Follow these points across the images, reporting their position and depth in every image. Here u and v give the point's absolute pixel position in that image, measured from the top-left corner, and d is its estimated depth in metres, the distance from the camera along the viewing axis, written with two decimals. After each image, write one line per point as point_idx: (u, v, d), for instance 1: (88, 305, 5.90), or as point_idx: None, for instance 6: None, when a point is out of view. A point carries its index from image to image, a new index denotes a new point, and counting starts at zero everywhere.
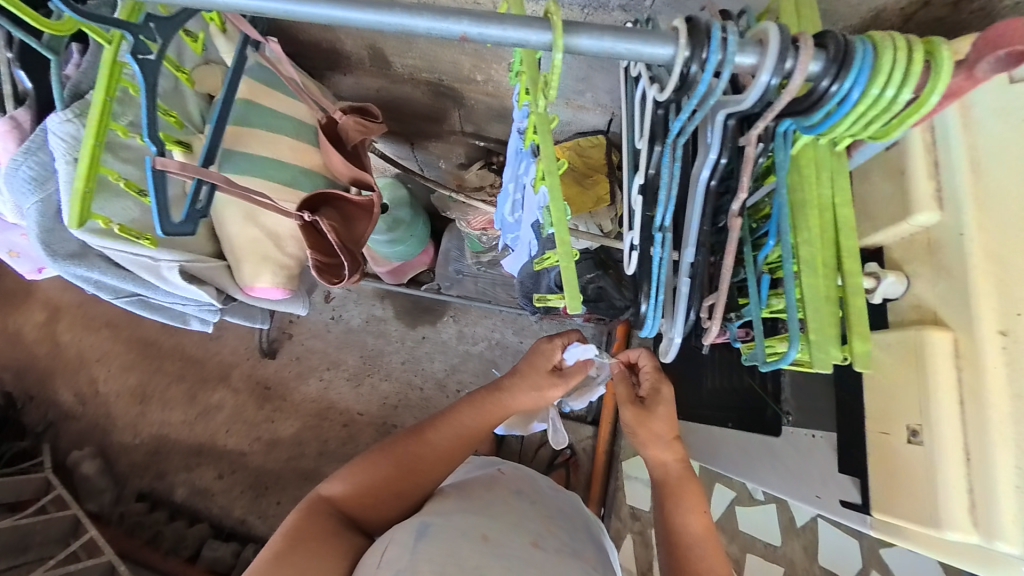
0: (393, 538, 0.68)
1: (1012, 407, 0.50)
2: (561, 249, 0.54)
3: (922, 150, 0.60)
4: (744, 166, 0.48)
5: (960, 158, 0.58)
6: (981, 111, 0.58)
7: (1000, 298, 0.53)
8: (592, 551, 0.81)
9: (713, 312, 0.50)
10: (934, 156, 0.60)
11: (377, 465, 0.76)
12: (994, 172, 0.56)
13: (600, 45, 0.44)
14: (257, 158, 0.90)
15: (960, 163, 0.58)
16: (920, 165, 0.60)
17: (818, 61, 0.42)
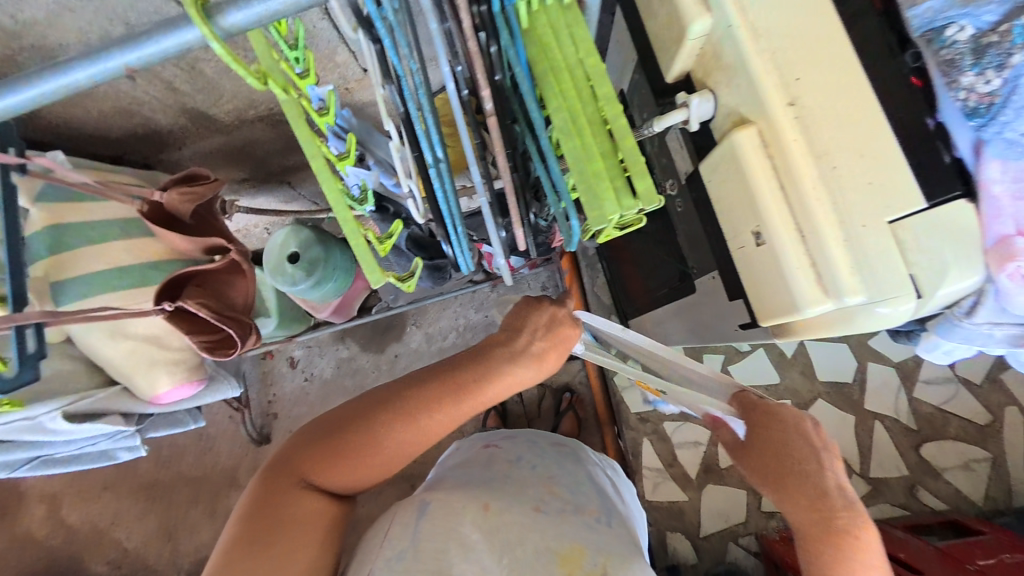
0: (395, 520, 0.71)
1: (816, 169, 0.51)
2: (349, 232, 0.58)
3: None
4: (472, 62, 0.46)
5: None
6: None
7: (776, 71, 0.53)
8: (595, 497, 0.85)
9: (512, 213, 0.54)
10: None
11: (329, 446, 0.66)
12: None
13: (253, 12, 0.41)
14: (97, 275, 0.87)
15: None
16: None
17: None
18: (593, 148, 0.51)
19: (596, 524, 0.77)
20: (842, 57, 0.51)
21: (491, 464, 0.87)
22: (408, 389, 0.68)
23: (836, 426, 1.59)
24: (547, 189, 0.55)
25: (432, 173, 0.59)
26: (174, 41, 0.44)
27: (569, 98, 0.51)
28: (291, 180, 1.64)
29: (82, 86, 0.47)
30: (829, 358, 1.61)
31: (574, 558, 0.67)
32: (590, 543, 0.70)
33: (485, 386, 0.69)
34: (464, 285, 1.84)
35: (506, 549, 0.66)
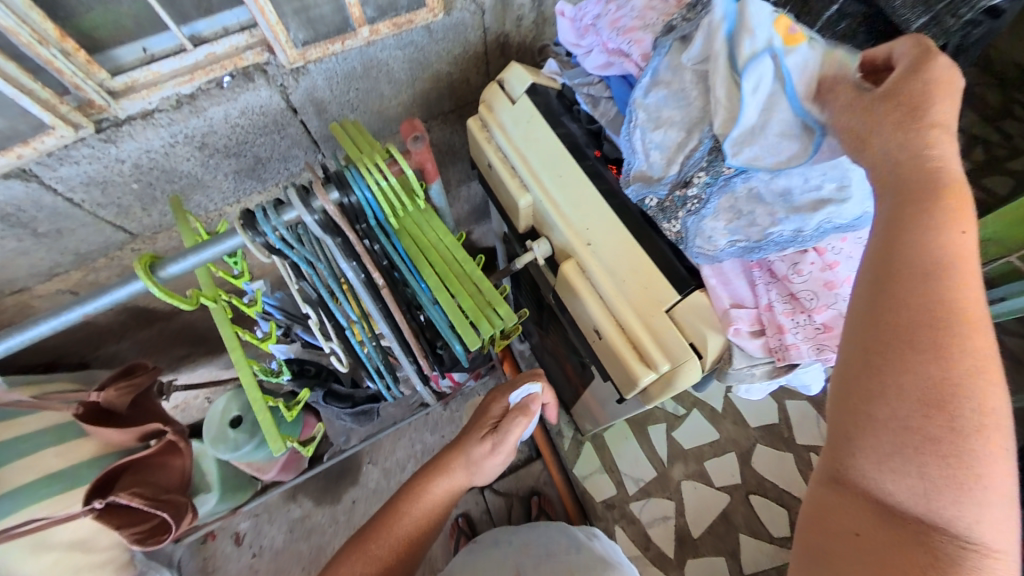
0: None
1: (614, 283, 0.72)
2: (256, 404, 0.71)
3: (498, 159, 0.88)
4: (362, 261, 0.67)
5: (516, 157, 0.85)
6: (511, 127, 0.87)
7: (574, 224, 0.77)
8: (565, 542, 0.99)
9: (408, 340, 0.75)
10: (508, 162, 0.87)
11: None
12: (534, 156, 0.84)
13: (187, 263, 0.62)
14: (23, 488, 0.88)
15: (518, 159, 0.85)
16: (503, 172, 0.87)
17: (333, 191, 0.63)
18: (464, 294, 0.73)
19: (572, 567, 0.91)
20: (608, 210, 0.74)
21: (478, 553, 1.02)
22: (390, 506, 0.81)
23: (778, 467, 1.71)
24: (441, 327, 0.76)
25: (350, 333, 0.79)
26: (125, 291, 0.67)
27: (439, 266, 0.73)
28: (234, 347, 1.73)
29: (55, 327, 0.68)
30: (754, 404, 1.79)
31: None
32: None
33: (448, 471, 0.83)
34: (414, 411, 1.89)
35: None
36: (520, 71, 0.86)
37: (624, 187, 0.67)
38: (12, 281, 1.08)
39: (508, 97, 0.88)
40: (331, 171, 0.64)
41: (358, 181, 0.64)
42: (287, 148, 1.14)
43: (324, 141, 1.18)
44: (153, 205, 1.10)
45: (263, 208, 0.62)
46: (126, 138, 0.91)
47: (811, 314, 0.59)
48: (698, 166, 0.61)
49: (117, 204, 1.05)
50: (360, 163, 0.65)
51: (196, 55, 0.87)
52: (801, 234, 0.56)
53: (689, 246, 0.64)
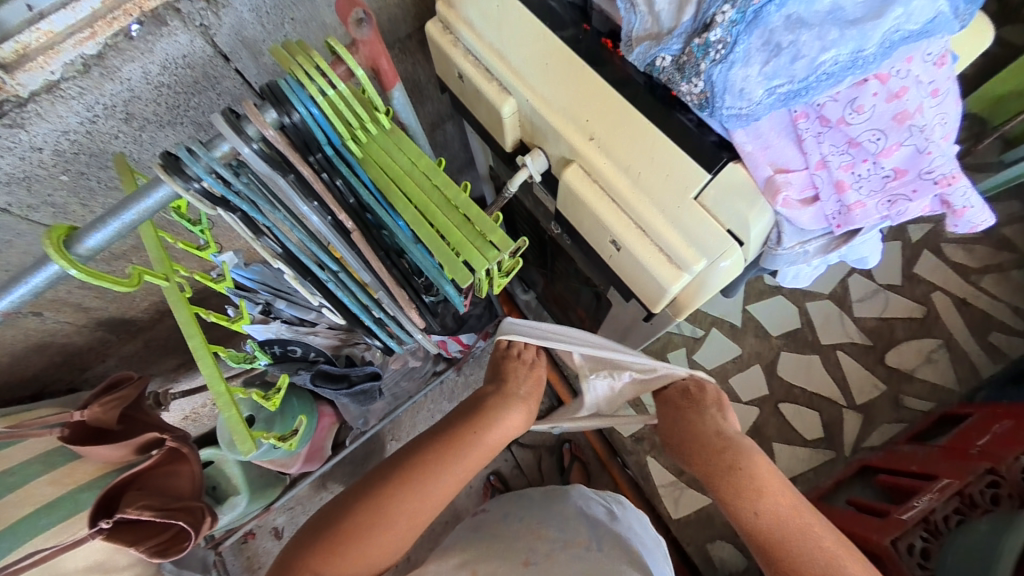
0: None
1: (627, 180, 0.61)
2: (219, 399, 0.60)
3: (469, 66, 0.75)
4: (325, 198, 0.55)
5: (490, 57, 0.72)
6: (479, 22, 0.73)
7: (571, 120, 0.65)
8: (584, 528, 0.89)
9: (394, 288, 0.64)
10: (483, 66, 0.74)
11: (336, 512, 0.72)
12: (512, 50, 0.70)
13: (109, 229, 0.50)
14: (19, 522, 0.81)
15: (492, 59, 0.72)
16: (478, 78, 0.74)
17: (270, 113, 0.51)
18: (450, 226, 0.60)
19: (585, 552, 0.82)
20: (609, 92, 0.62)
21: (488, 526, 0.95)
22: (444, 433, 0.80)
23: (805, 373, 1.68)
24: (429, 270, 0.65)
25: (337, 288, 0.69)
26: (40, 278, 0.53)
27: (416, 196, 0.60)
28: None
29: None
30: (775, 314, 1.72)
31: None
32: None
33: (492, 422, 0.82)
34: (427, 381, 1.82)
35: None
36: None
37: (628, 52, 0.55)
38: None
39: None
40: (264, 87, 0.51)
41: (298, 94, 0.51)
42: (228, 108, 0.98)
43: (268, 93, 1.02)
44: (95, 200, 0.96)
45: (188, 147, 0.50)
46: (34, 119, 0.76)
47: (876, 161, 0.49)
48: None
49: (50, 203, 0.91)
50: (296, 72, 0.52)
51: (91, 3, 0.70)
52: (862, 55, 0.45)
53: (716, 110, 0.51)
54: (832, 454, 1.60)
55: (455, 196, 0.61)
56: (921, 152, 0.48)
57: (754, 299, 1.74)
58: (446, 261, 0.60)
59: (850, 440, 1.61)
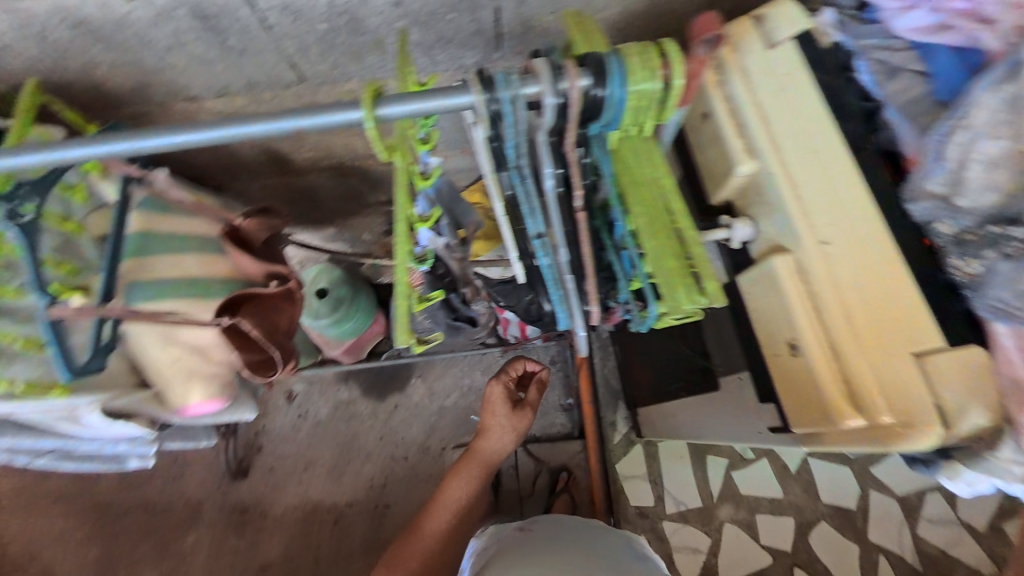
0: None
1: (844, 301, 0.60)
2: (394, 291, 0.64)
3: (724, 110, 0.74)
4: (574, 170, 0.57)
5: (753, 115, 0.71)
6: (756, 80, 0.73)
7: (809, 216, 0.65)
8: (627, 555, 0.96)
9: (591, 292, 0.61)
10: (737, 118, 0.73)
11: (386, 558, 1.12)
12: (777, 122, 0.70)
13: (410, 107, 0.54)
14: (163, 281, 0.91)
15: (754, 118, 0.71)
16: (729, 126, 0.73)
17: (583, 77, 0.51)
18: (670, 252, 0.56)
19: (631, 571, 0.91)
20: (872, 217, 0.63)
21: (534, 536, 1.03)
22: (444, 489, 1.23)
23: (836, 553, 1.54)
24: (620, 279, 0.61)
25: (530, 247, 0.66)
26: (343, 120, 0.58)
27: (652, 210, 0.58)
28: (338, 224, 1.78)
29: (234, 136, 0.60)
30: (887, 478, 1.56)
31: None
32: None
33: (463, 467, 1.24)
34: (476, 347, 1.86)
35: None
36: (796, 12, 0.71)
37: (913, 203, 0.61)
38: (185, 86, 1.09)
39: (766, 39, 0.73)
40: (589, 54, 0.52)
41: (620, 73, 0.51)
42: (469, 36, 1.06)
43: (508, 37, 1.07)
44: (330, 53, 1.06)
45: (505, 73, 0.53)
46: None
47: None
48: None
49: (300, 40, 1.02)
50: (624, 55, 0.52)
51: None
52: None
53: (981, 297, 0.57)
54: None
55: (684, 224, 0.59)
56: None
57: (820, 452, 1.61)
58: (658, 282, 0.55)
59: None
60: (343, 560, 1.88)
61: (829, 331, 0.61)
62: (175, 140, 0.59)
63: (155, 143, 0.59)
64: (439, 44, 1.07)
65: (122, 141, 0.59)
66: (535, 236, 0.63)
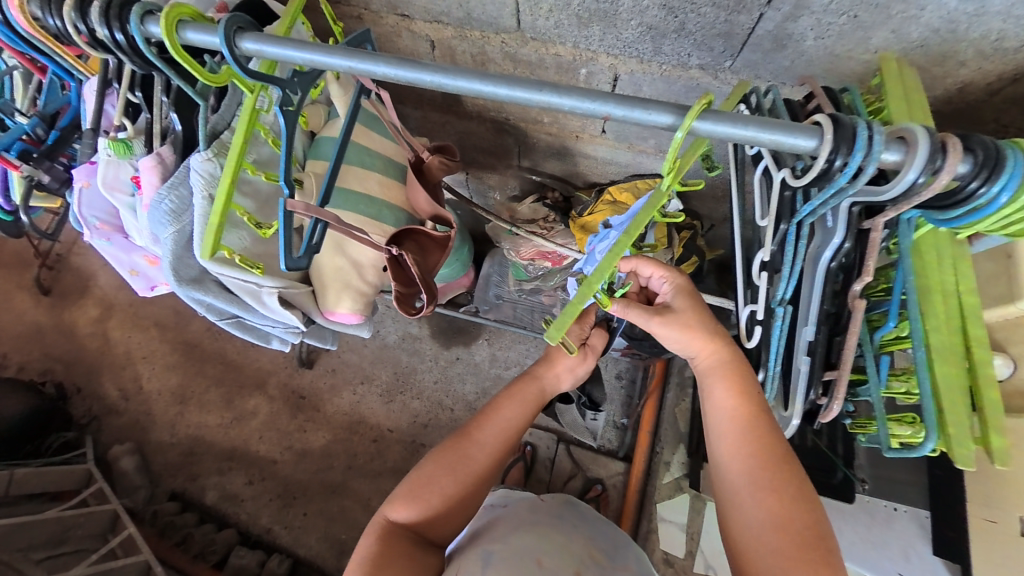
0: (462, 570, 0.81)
1: None
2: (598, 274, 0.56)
3: None
4: (870, 251, 0.50)
5: None
6: None
7: None
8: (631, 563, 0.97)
9: (835, 390, 0.54)
10: None
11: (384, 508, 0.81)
12: None
13: (735, 131, 0.48)
14: (350, 193, 0.94)
15: None
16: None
17: (968, 163, 0.43)
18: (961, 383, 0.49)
19: None
20: None
21: (540, 514, 1.00)
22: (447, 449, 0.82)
23: None
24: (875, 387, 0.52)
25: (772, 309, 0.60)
26: (656, 119, 0.51)
27: (951, 330, 0.50)
28: (470, 172, 1.78)
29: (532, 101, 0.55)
30: None
31: None
32: None
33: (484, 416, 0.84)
34: None
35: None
36: None
37: None
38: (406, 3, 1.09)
39: None
40: (983, 136, 0.43)
41: (1015, 174, 0.42)
42: (712, 36, 0.93)
43: (750, 52, 0.93)
44: (558, 11, 1.00)
45: (869, 126, 0.45)
46: None
47: None
48: None
49: None
50: None
51: None
52: None
53: None
54: None
55: (978, 355, 0.50)
56: None
57: None
58: (940, 416, 0.48)
59: None
60: (371, 475, 2.03)
61: (750, 403, 0.65)
62: (471, 88, 0.55)
63: (446, 83, 0.55)
64: (674, 37, 0.97)
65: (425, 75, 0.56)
66: (780, 303, 0.59)
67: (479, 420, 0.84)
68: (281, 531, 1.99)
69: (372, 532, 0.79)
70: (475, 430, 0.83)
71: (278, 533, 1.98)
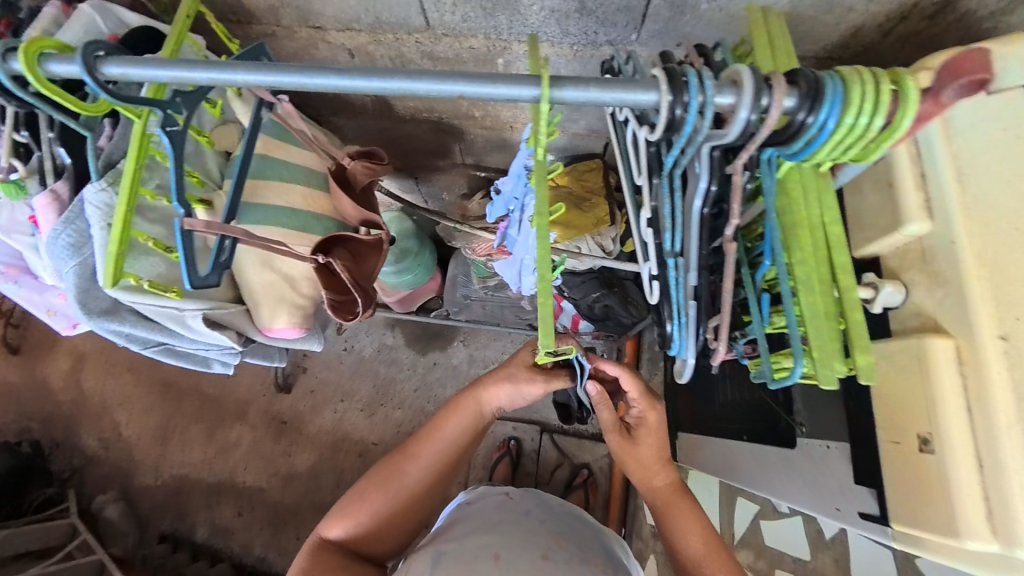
0: (412, 570, 0.86)
1: (1016, 406, 0.52)
2: (541, 287, 0.55)
3: (907, 151, 0.64)
4: (734, 193, 0.50)
5: (946, 166, 0.61)
6: (960, 125, 0.61)
7: (996, 302, 0.55)
8: (601, 555, 1.01)
9: (719, 333, 0.55)
10: (920, 168, 0.63)
11: (321, 525, 0.88)
12: (977, 180, 0.60)
13: (586, 95, 0.49)
14: (272, 208, 0.94)
15: (946, 172, 0.61)
16: (908, 176, 0.63)
17: (792, 96, 0.45)
18: (826, 307, 0.51)
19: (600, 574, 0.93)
20: None
21: (509, 512, 1.02)
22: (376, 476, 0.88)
23: None
24: (755, 323, 0.55)
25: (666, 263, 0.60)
26: (508, 92, 0.51)
27: (813, 258, 0.52)
28: (419, 176, 1.79)
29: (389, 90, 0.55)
30: None
31: None
32: None
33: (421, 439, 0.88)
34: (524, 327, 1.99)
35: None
36: None
37: None
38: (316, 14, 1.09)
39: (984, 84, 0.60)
40: (804, 69, 0.45)
41: (833, 101, 0.45)
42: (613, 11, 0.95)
43: (651, 23, 0.97)
44: (462, 5, 1.02)
45: (700, 73, 0.47)
46: None
47: None
48: None
49: None
50: (847, 80, 0.45)
51: None
52: None
53: None
54: None
55: (845, 279, 0.52)
56: None
57: None
58: (810, 342, 0.50)
59: None
60: None
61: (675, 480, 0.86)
62: (325, 84, 0.55)
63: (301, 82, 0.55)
64: (578, 15, 0.99)
65: (280, 76, 0.56)
66: (669, 254, 0.59)
67: (418, 439, 0.89)
68: (276, 558, 1.98)
69: (306, 549, 0.86)
70: (409, 450, 0.89)
71: (273, 560, 1.97)
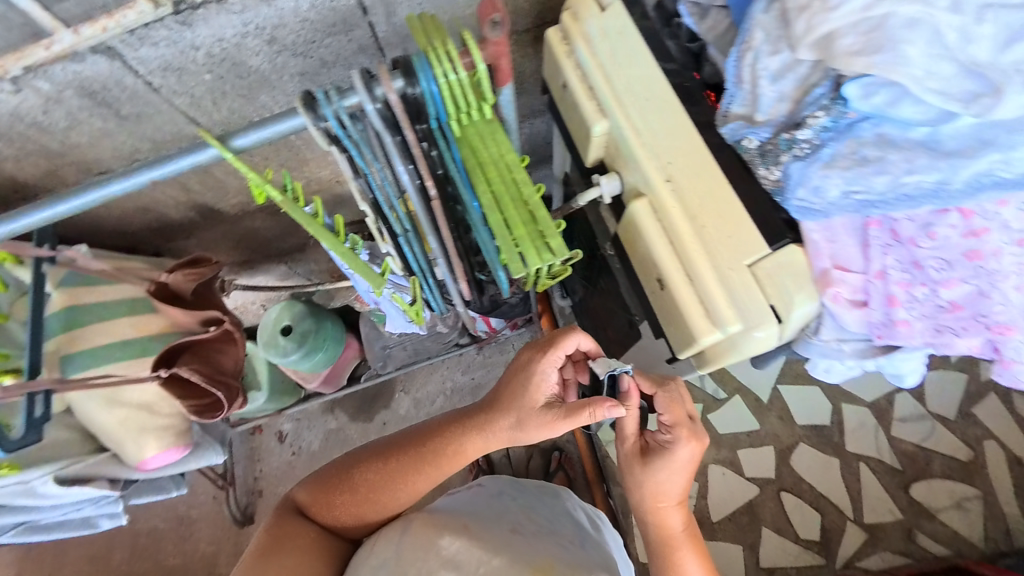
0: (381, 534, 0.80)
1: (690, 225, 0.64)
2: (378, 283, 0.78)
3: (576, 77, 0.79)
4: (418, 165, 0.61)
5: (599, 75, 0.77)
6: (597, 41, 0.78)
7: (654, 157, 0.68)
8: (571, 528, 0.99)
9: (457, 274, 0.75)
10: (588, 83, 0.78)
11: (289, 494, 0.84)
12: (621, 74, 0.75)
13: (256, 138, 0.59)
14: (102, 348, 0.96)
15: (601, 78, 0.76)
16: (580, 92, 0.78)
17: (397, 79, 0.56)
18: (516, 219, 0.64)
19: (568, 543, 0.91)
20: (701, 146, 0.64)
21: (481, 497, 1.00)
22: (376, 452, 0.84)
23: (819, 470, 1.60)
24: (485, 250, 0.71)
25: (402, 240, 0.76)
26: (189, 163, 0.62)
27: (495, 187, 0.65)
28: (288, 260, 1.80)
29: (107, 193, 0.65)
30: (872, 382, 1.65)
31: (547, 568, 0.76)
32: (558, 559, 0.80)
33: (447, 438, 0.82)
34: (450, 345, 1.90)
35: (490, 546, 0.78)
36: None
37: (721, 125, 0.61)
38: None
39: (598, 4, 0.79)
40: (400, 57, 0.57)
41: (425, 70, 0.56)
42: None
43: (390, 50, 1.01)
44: (224, 102, 0.96)
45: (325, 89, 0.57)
46: (201, 23, 0.78)
47: (936, 290, 0.51)
48: (816, 106, 0.55)
49: (191, 94, 0.92)
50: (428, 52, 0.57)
51: None
52: (943, 189, 0.48)
53: (788, 198, 0.56)
54: (821, 561, 1.53)
55: (528, 192, 0.65)
56: (981, 295, 0.50)
57: (790, 378, 1.68)
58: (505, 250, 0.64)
59: (845, 554, 1.53)
60: None
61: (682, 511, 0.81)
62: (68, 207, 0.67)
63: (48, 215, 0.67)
64: None
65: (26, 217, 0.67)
66: (401, 233, 0.74)
67: (437, 437, 0.83)
68: None
69: (274, 513, 0.81)
70: (424, 450, 0.82)
71: None
